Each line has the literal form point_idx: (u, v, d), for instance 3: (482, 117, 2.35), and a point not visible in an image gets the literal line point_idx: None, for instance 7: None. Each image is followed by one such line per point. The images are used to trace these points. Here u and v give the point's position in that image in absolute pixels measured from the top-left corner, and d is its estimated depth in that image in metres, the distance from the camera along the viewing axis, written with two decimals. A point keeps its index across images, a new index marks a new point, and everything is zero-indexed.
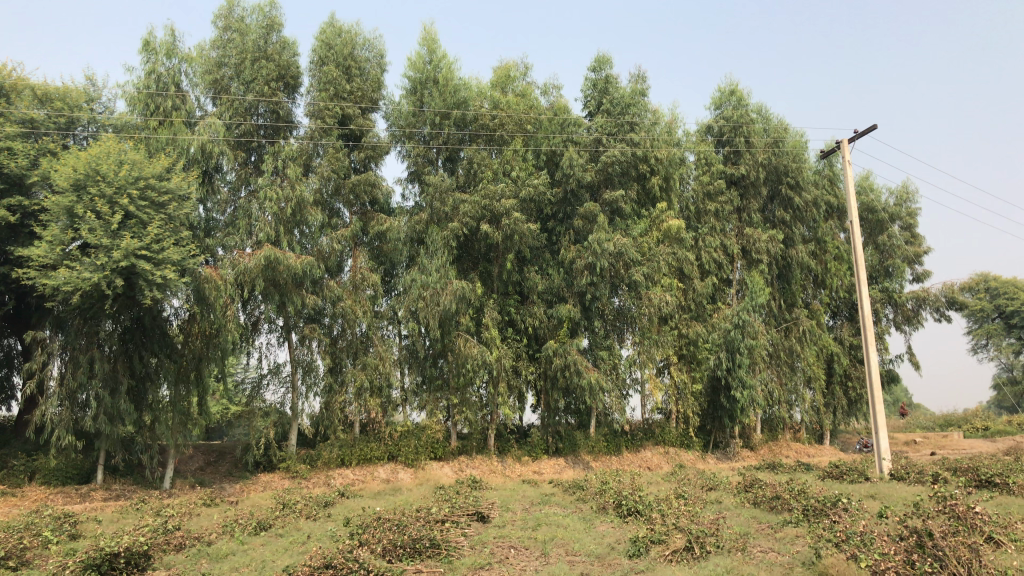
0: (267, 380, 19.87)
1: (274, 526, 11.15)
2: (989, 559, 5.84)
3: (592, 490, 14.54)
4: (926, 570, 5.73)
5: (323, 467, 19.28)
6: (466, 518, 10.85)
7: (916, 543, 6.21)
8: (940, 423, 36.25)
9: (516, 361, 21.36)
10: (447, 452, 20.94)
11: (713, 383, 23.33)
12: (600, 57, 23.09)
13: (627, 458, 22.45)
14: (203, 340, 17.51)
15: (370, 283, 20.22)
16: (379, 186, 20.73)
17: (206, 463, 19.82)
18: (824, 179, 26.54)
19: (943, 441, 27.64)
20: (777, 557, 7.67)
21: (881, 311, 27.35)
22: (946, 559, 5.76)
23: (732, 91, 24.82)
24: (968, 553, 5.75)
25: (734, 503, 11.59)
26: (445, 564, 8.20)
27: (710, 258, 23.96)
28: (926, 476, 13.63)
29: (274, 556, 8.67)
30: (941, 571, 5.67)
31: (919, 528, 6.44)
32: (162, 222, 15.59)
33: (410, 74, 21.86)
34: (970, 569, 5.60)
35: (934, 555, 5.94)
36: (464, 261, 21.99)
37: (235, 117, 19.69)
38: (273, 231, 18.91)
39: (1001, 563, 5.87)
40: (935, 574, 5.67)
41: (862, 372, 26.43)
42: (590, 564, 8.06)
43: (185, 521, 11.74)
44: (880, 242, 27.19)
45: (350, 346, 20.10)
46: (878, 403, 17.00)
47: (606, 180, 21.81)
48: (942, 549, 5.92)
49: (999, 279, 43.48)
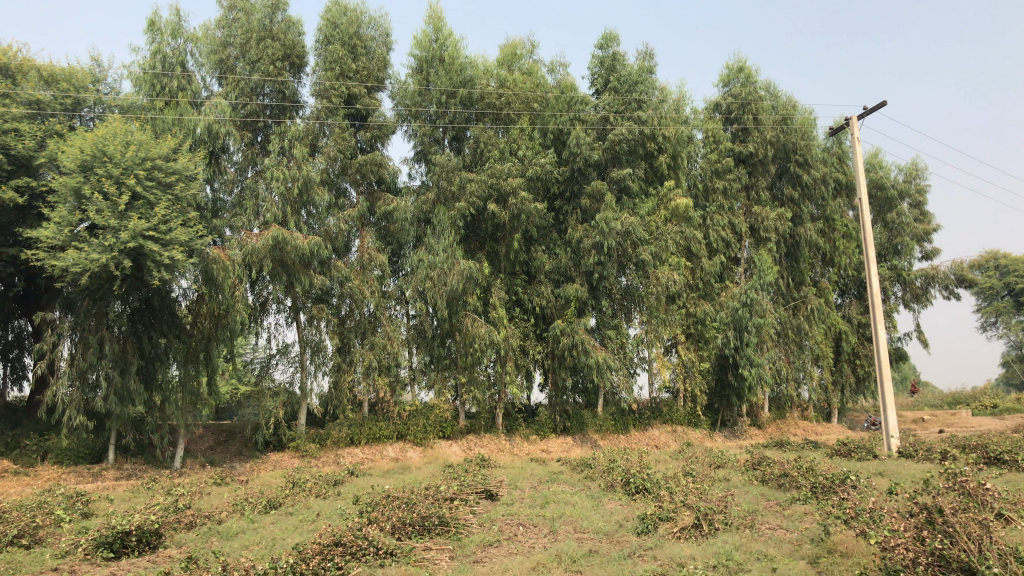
0: (275, 359, 19.93)
1: (284, 504, 11.24)
2: (999, 536, 5.79)
3: (600, 468, 14.59)
4: (935, 547, 5.69)
5: (332, 446, 19.36)
6: (474, 496, 10.93)
7: (925, 520, 6.18)
8: (949, 401, 36.22)
9: (524, 340, 21.39)
10: (455, 432, 21.03)
11: (721, 361, 23.40)
12: (607, 34, 22.90)
13: (635, 437, 22.50)
14: (211, 320, 17.62)
15: (378, 263, 20.21)
16: (386, 165, 20.68)
17: (216, 443, 19.96)
18: (833, 157, 26.32)
19: (951, 419, 27.62)
20: (786, 534, 7.67)
21: (889, 289, 27.29)
22: (956, 535, 5.71)
23: (741, 68, 24.61)
24: (978, 529, 5.71)
25: (741, 481, 11.63)
26: (454, 541, 8.24)
27: (719, 237, 23.75)
28: (935, 453, 13.61)
29: (284, 534, 8.71)
30: (950, 547, 5.63)
31: (928, 504, 6.40)
32: (170, 202, 15.60)
33: (416, 52, 21.77)
34: (980, 545, 5.56)
35: (944, 531, 5.90)
36: (472, 240, 21.98)
37: (241, 97, 19.65)
38: (280, 212, 18.96)
39: (1012, 540, 5.82)
40: (945, 550, 5.63)
41: (870, 350, 26.37)
42: (599, 541, 8.09)
43: (195, 500, 11.81)
44: (889, 220, 27.04)
45: (358, 326, 20.15)
46: (887, 381, 16.97)
47: (613, 158, 21.71)
48: (952, 525, 5.88)
49: (1008, 257, 43.28)
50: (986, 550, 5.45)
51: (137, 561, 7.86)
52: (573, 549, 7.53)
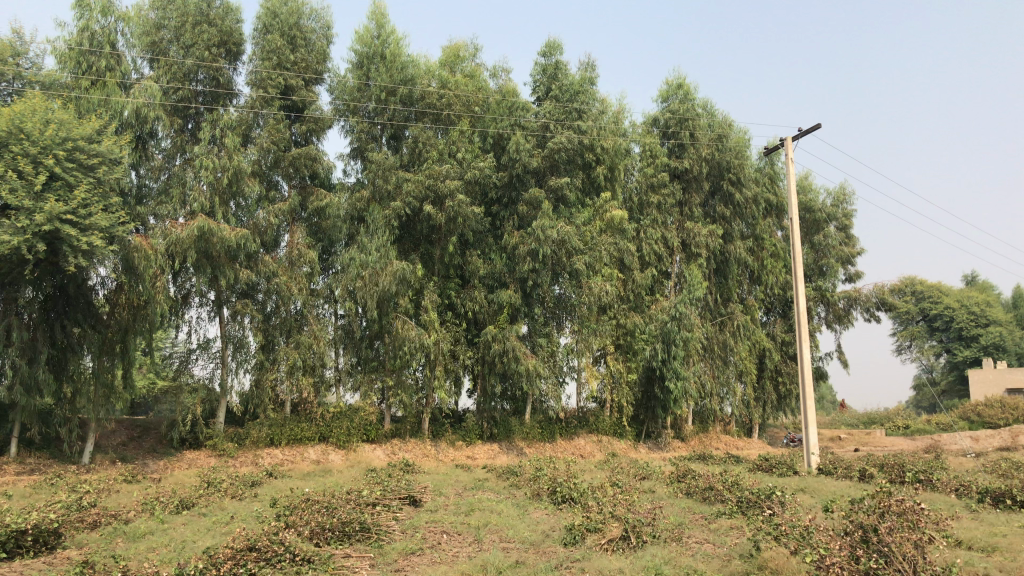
0: (195, 354, 19.25)
1: (197, 505, 10.75)
2: (931, 557, 5.87)
3: (526, 476, 14.45)
4: (870, 566, 5.72)
5: (251, 446, 18.76)
6: (398, 502, 10.65)
7: (858, 539, 6.21)
8: (864, 420, 37.35)
9: (454, 345, 21.14)
10: (380, 435, 20.66)
11: (648, 373, 23.55)
12: (551, 41, 22.89)
13: (560, 446, 22.47)
14: (130, 311, 16.82)
15: (307, 260, 19.70)
16: (320, 160, 20.21)
17: (129, 438, 19.12)
18: (765, 177, 26.79)
19: (867, 438, 28.40)
20: (714, 549, 7.62)
21: (813, 309, 28.00)
22: (891, 555, 5.77)
23: (679, 84, 24.93)
24: (912, 549, 5.76)
25: (667, 493, 11.64)
26: (375, 548, 7.94)
27: (651, 250, 24.03)
28: (854, 470, 13.89)
29: (195, 536, 8.28)
30: (884, 567, 5.67)
31: (862, 522, 6.44)
32: (91, 185, 14.89)
33: (357, 48, 21.36)
34: (914, 566, 5.62)
35: (878, 551, 5.94)
36: (406, 241, 21.59)
37: (172, 82, 18.92)
38: (208, 201, 18.39)
39: (943, 561, 5.92)
40: (880, 569, 5.67)
41: (793, 368, 26.94)
42: (525, 551, 7.92)
43: (102, 497, 11.23)
44: (816, 241, 27.73)
45: (284, 323, 19.63)
46: (809, 399, 17.24)
47: (551, 166, 21.63)
48: (887, 544, 5.92)
49: (924, 283, 45.06)
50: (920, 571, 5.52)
51: (32, 563, 7.34)
52: (499, 559, 7.32)
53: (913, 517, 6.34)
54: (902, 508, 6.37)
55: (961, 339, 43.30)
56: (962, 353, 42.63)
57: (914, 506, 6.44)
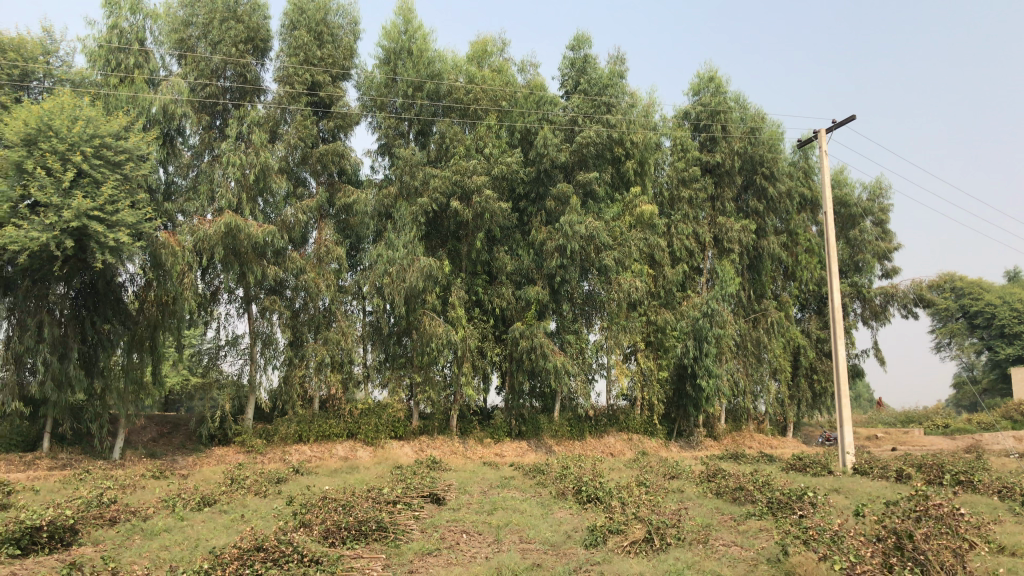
0: (224, 350, 19.26)
1: (219, 502, 10.65)
2: (972, 566, 5.54)
3: (552, 475, 14.22)
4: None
5: (279, 442, 18.75)
6: (419, 500, 10.47)
7: (893, 546, 5.88)
8: (902, 419, 36.57)
9: (482, 341, 20.95)
10: (408, 432, 20.56)
11: (679, 370, 23.18)
12: (579, 34, 22.60)
13: (590, 443, 22.20)
14: (158, 308, 16.84)
15: (335, 256, 19.61)
16: (348, 156, 20.13)
17: (159, 434, 19.17)
18: (799, 171, 26.22)
19: (904, 437, 27.77)
20: (740, 552, 7.34)
21: (848, 305, 27.41)
22: (928, 564, 5.44)
23: (712, 77, 24.53)
24: (951, 557, 5.44)
25: (696, 493, 11.33)
26: (391, 548, 7.76)
27: (681, 246, 23.65)
28: (890, 471, 13.47)
29: (210, 535, 8.14)
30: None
31: (897, 527, 6.12)
32: (118, 182, 14.88)
33: (384, 44, 21.20)
34: None
35: (914, 559, 5.62)
36: (433, 238, 21.56)
37: (200, 79, 18.93)
38: (235, 198, 18.29)
39: (984, 571, 5.58)
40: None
41: (828, 366, 26.41)
42: (544, 553, 7.69)
43: (124, 494, 11.18)
44: (851, 236, 27.13)
45: (312, 320, 19.56)
46: (844, 397, 16.74)
47: (580, 161, 21.31)
48: (923, 552, 5.60)
49: (964, 279, 44.04)
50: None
51: (44, 560, 7.25)
52: (515, 561, 7.07)
53: (953, 523, 6.01)
54: (940, 514, 6.04)
55: (1003, 336, 42.29)
56: (1005, 350, 41.61)
57: (953, 512, 6.10)
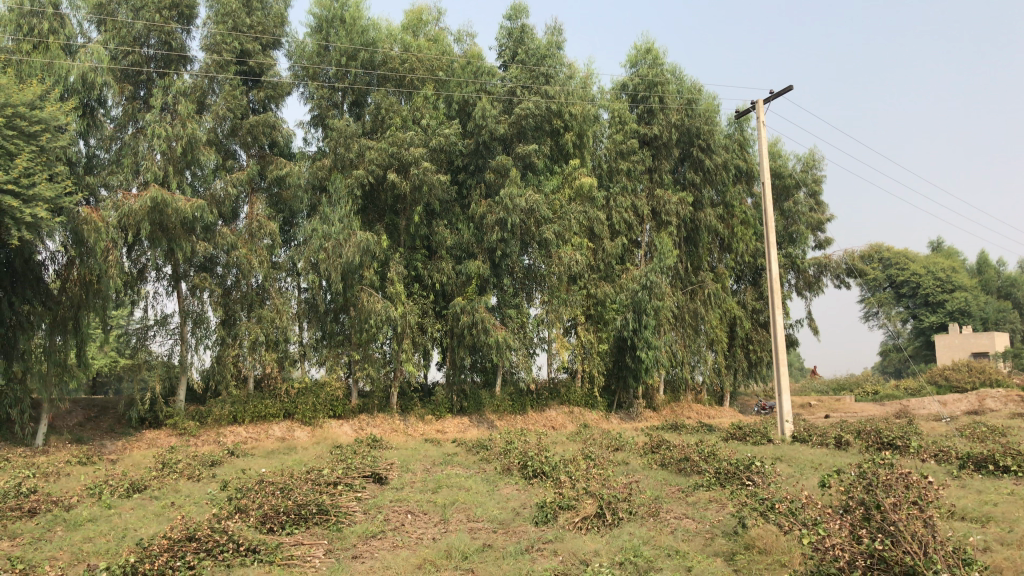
0: (153, 330, 18.49)
1: (150, 488, 10.12)
2: (941, 535, 5.52)
3: (496, 450, 14.04)
4: (875, 548, 5.39)
5: (213, 424, 18.13)
6: (361, 480, 10.14)
7: (860, 517, 5.87)
8: (833, 387, 37.49)
9: (422, 317, 20.63)
10: (347, 410, 20.11)
11: (619, 342, 23.14)
12: (516, 4, 22.21)
13: (532, 418, 22.13)
14: (82, 287, 15.93)
15: (268, 232, 18.89)
16: (280, 128, 19.50)
17: (85, 418, 18.29)
18: (735, 144, 26.29)
19: (837, 404, 28.47)
20: (694, 525, 7.23)
21: (783, 276, 27.85)
22: (898, 535, 5.40)
23: (649, 49, 24.50)
24: (923, 529, 5.40)
25: (641, 465, 11.27)
26: (333, 532, 7.45)
27: (621, 219, 23.55)
28: (829, 438, 13.64)
29: (139, 523, 7.70)
30: (891, 549, 5.31)
31: (863, 497, 6.12)
32: (33, 154, 14.00)
33: (316, 11, 20.41)
34: (924, 547, 5.25)
35: (883, 530, 5.59)
36: (370, 211, 20.97)
37: (122, 46, 18.07)
38: (161, 171, 17.47)
39: (954, 538, 5.56)
40: (887, 549, 5.34)
41: (764, 336, 26.73)
42: (494, 531, 7.47)
43: (47, 482, 10.55)
44: (786, 208, 27.50)
45: (245, 298, 18.98)
46: (782, 365, 16.82)
47: (518, 133, 20.98)
48: (894, 523, 5.55)
49: (891, 249, 45.34)
50: (931, 553, 5.16)
51: None
52: (465, 542, 6.83)
53: (920, 490, 5.99)
54: (912, 482, 5.98)
55: (927, 305, 43.76)
56: (929, 319, 43.09)
57: (922, 480, 6.06)
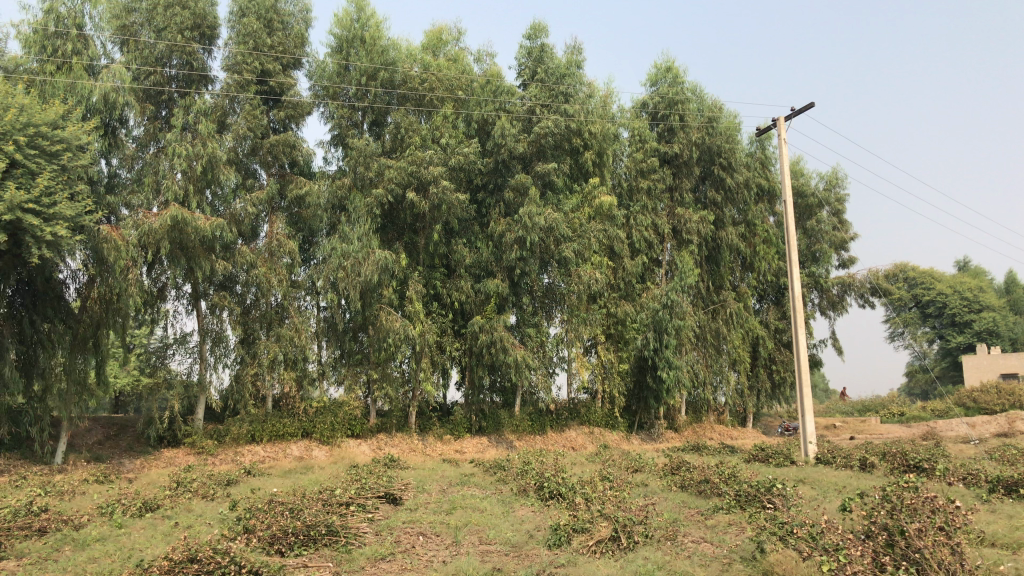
0: (172, 348, 18.50)
1: (162, 507, 10.03)
2: (970, 562, 5.32)
3: (513, 471, 13.86)
4: None
5: (231, 443, 18.07)
6: (374, 501, 9.99)
7: (884, 544, 5.68)
8: (859, 408, 36.89)
9: (441, 336, 20.52)
10: (365, 430, 20.01)
11: (640, 362, 22.88)
12: (535, 23, 22.22)
13: (551, 438, 21.90)
14: (102, 305, 16.02)
15: (288, 250, 18.85)
16: (299, 147, 19.56)
17: (104, 437, 18.28)
18: (756, 162, 26.08)
19: (862, 425, 27.95)
20: (712, 550, 7.02)
21: (806, 295, 27.49)
22: (924, 563, 5.23)
23: (669, 68, 24.40)
24: (950, 556, 5.22)
25: (660, 486, 11.04)
26: (342, 555, 7.30)
27: (641, 237, 23.36)
28: (853, 459, 13.32)
29: (146, 544, 7.60)
30: None
31: (886, 522, 5.91)
32: (55, 173, 14.08)
33: (336, 31, 20.47)
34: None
35: (908, 557, 5.41)
36: (389, 230, 20.94)
37: (144, 66, 18.21)
38: (181, 190, 17.55)
39: (983, 565, 5.34)
40: None
41: (787, 356, 26.35)
42: (505, 555, 7.29)
43: (60, 501, 10.49)
44: (809, 227, 27.19)
45: (264, 316, 18.95)
46: (806, 386, 16.47)
47: (538, 152, 20.90)
48: (918, 550, 5.37)
49: (916, 269, 44.74)
50: None
51: None
52: (473, 566, 6.66)
53: (947, 515, 5.77)
54: (939, 507, 5.77)
55: (954, 325, 43.08)
56: (956, 339, 42.41)
57: (949, 505, 5.85)
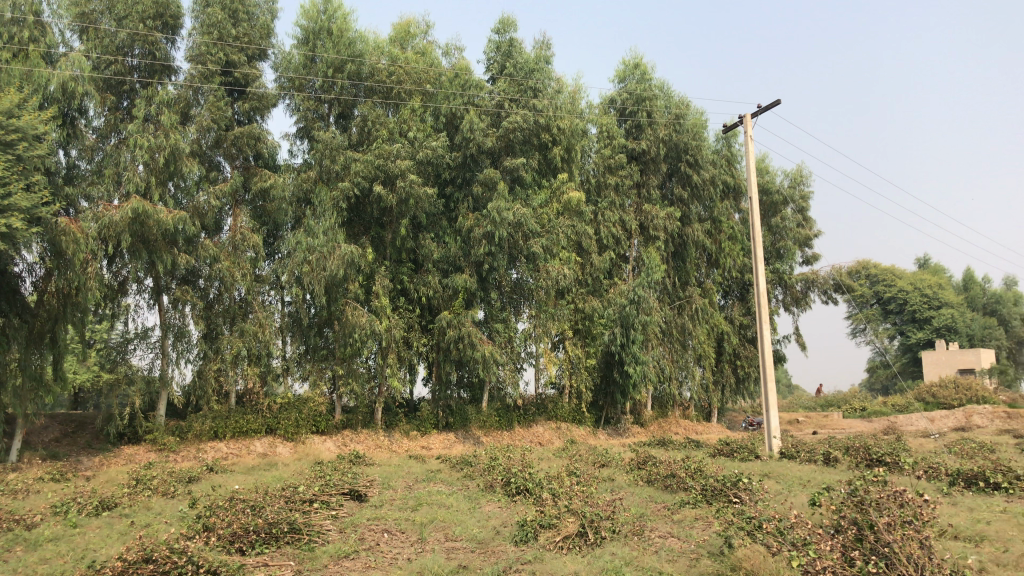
0: (133, 343, 18.12)
1: (119, 506, 9.79)
2: (938, 557, 5.34)
3: (480, 467, 13.79)
4: (869, 571, 5.20)
5: (193, 440, 17.76)
6: (338, 498, 9.85)
7: (853, 538, 5.69)
8: (820, 403, 37.21)
9: (408, 331, 20.35)
10: (330, 426, 19.80)
11: (607, 358, 22.92)
12: (504, 18, 22.10)
13: (518, 433, 21.87)
14: (59, 299, 15.57)
15: (252, 244, 18.62)
16: (264, 140, 19.30)
17: (62, 434, 17.85)
18: (722, 159, 26.25)
19: (825, 420, 28.29)
20: (680, 545, 7.00)
21: (771, 291, 27.74)
22: (893, 557, 5.25)
23: (636, 64, 24.45)
24: (919, 550, 5.24)
25: (627, 481, 11.04)
26: (304, 553, 7.18)
27: (609, 233, 23.36)
28: (818, 454, 13.43)
29: (101, 543, 7.42)
30: (886, 572, 5.17)
31: (856, 516, 5.92)
32: (10, 162, 13.66)
33: (302, 22, 20.26)
34: (920, 570, 5.08)
35: (876, 552, 5.43)
36: (355, 224, 20.64)
37: (105, 55, 17.75)
38: (143, 182, 17.13)
39: (951, 559, 5.40)
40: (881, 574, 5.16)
41: (751, 351, 26.57)
42: (471, 551, 7.21)
43: (13, 500, 10.19)
44: (774, 224, 27.43)
45: (228, 311, 18.71)
46: (770, 381, 16.54)
47: (506, 147, 20.86)
48: (887, 545, 5.39)
49: (878, 266, 45.46)
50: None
51: None
52: (438, 563, 6.56)
53: (916, 510, 5.80)
54: (907, 500, 5.79)
55: (914, 321, 43.79)
56: (916, 335, 43.11)
57: (917, 499, 5.87)
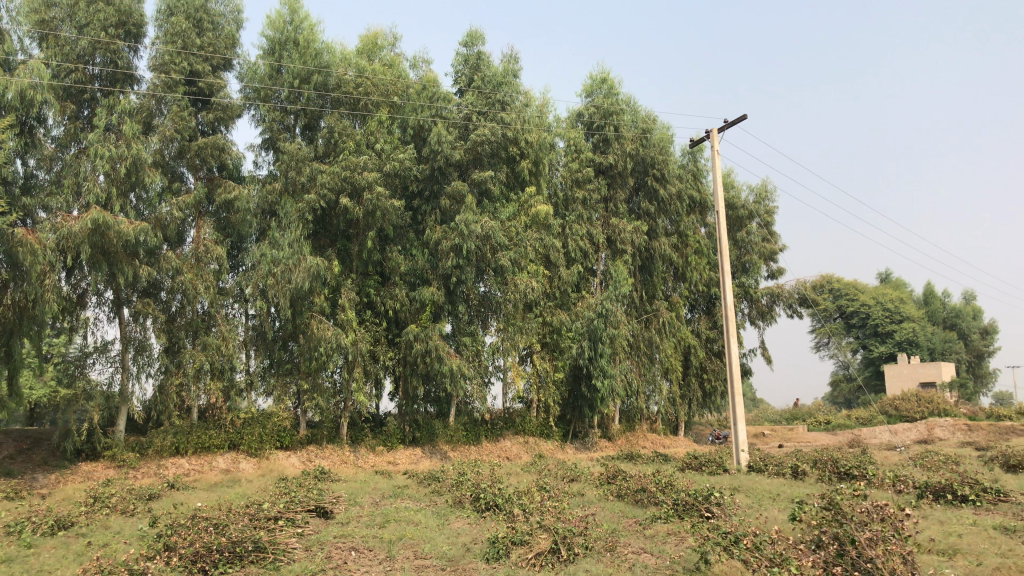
0: (92, 357, 17.68)
1: (76, 525, 9.47)
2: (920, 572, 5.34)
3: (447, 483, 13.61)
4: None
5: (153, 456, 17.36)
6: (304, 515, 9.62)
7: (835, 553, 5.67)
8: (785, 416, 37.50)
9: (374, 345, 20.11)
10: (295, 441, 19.47)
11: (575, 371, 22.85)
12: (472, 31, 22.06)
13: (486, 448, 21.70)
14: (15, 312, 14.99)
15: (215, 257, 18.30)
16: (228, 151, 19.03)
17: (17, 451, 17.33)
18: (688, 174, 26.43)
19: (790, 433, 28.46)
20: (654, 560, 6.91)
21: (736, 305, 27.91)
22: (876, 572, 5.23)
23: (603, 79, 24.54)
24: (902, 565, 5.23)
25: (597, 496, 10.94)
26: (270, 572, 6.98)
27: (577, 246, 23.32)
28: (786, 467, 13.44)
29: (57, 565, 7.16)
30: None
31: (836, 531, 5.90)
32: None
33: (267, 33, 20.08)
34: None
35: (860, 568, 5.41)
36: (321, 236, 20.35)
37: (65, 63, 17.43)
38: (104, 193, 16.76)
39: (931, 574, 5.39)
40: None
41: (717, 364, 26.69)
42: (442, 570, 7.04)
43: None
44: (739, 238, 27.63)
45: (190, 324, 18.35)
46: (737, 395, 16.54)
47: (474, 159, 20.83)
48: (870, 560, 5.37)
49: (841, 280, 46.10)
50: None
51: None
52: None
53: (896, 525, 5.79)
54: (889, 515, 5.79)
55: (876, 335, 44.38)
56: (877, 348, 43.68)
57: (898, 513, 5.87)
